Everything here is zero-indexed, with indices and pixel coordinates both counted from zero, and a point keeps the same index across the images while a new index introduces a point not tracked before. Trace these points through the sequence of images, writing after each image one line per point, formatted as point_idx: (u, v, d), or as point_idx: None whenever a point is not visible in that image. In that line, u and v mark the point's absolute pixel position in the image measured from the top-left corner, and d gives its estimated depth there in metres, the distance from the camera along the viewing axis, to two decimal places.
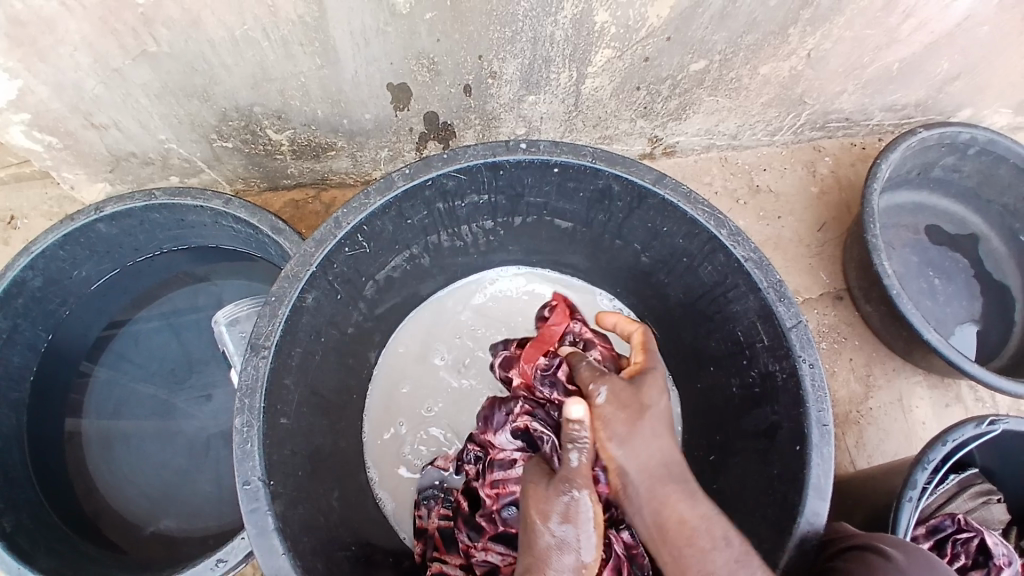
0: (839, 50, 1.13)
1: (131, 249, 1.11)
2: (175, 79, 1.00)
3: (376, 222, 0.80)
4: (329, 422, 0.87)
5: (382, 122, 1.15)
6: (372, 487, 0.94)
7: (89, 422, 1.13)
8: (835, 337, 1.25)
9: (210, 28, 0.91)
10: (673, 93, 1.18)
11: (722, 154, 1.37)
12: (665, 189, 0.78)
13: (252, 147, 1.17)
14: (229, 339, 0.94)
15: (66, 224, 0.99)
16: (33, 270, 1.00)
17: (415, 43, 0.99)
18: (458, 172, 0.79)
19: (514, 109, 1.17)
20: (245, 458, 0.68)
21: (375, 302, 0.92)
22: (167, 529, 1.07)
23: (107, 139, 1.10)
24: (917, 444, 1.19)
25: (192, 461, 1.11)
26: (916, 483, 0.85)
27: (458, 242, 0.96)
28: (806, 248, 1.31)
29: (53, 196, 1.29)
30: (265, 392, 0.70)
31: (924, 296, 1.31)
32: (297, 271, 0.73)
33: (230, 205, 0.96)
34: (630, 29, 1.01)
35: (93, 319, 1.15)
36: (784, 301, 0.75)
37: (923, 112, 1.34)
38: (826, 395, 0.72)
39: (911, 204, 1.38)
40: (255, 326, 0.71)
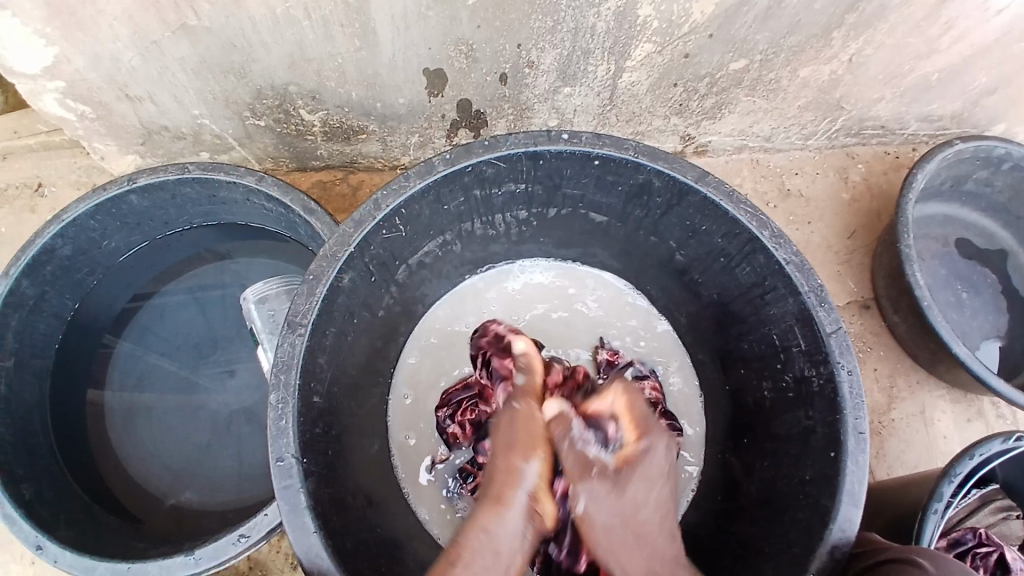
0: (881, 56, 1.11)
1: (160, 223, 1.11)
2: (214, 55, 0.99)
3: (414, 206, 0.79)
4: (356, 404, 0.87)
5: (415, 107, 1.14)
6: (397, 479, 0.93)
7: (111, 393, 1.14)
8: (860, 346, 1.24)
9: (252, 6, 0.91)
10: (710, 91, 1.17)
11: (754, 156, 1.35)
12: (707, 187, 0.78)
13: (284, 126, 1.17)
14: (257, 316, 0.95)
15: (99, 194, 0.99)
16: (63, 238, 1.00)
17: (455, 29, 0.98)
18: (498, 160, 0.78)
19: (548, 100, 1.16)
20: (278, 435, 0.68)
21: (405, 287, 0.92)
22: (188, 501, 1.08)
23: (142, 111, 1.10)
24: (937, 458, 1.17)
25: (213, 436, 1.12)
26: (942, 496, 0.83)
27: (490, 231, 0.95)
28: (834, 254, 1.29)
29: (82, 166, 1.29)
30: (300, 369, 0.70)
31: (951, 309, 1.29)
32: (336, 250, 0.73)
33: (264, 182, 0.96)
34: (672, 24, 1.00)
35: (119, 290, 1.16)
36: (825, 306, 0.74)
37: (959, 123, 1.32)
38: (863, 403, 0.71)
39: (941, 215, 1.36)
40: (293, 304, 0.71)
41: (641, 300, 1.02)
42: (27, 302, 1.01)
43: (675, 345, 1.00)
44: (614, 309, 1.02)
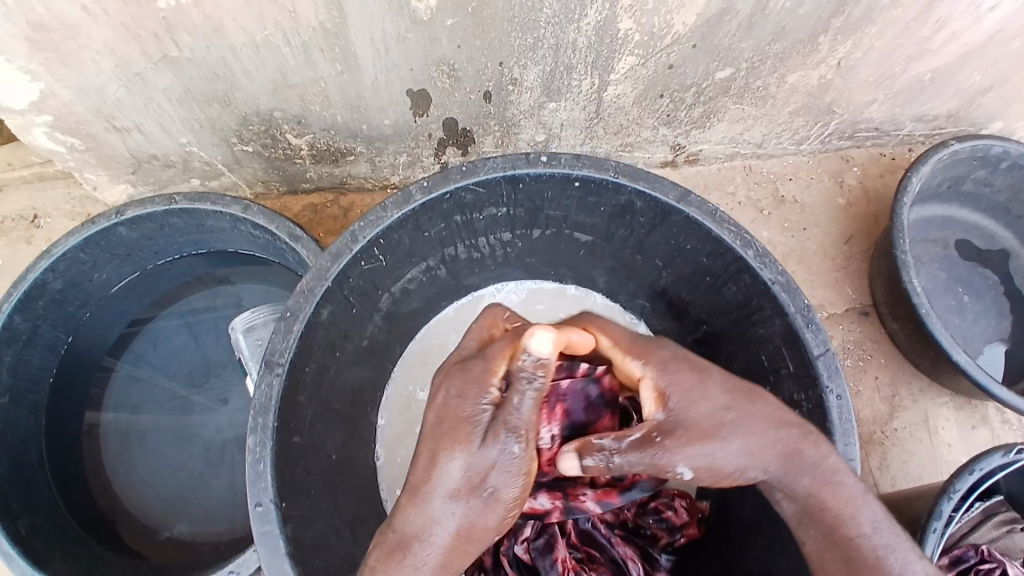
0: (871, 59, 1.09)
1: (150, 253, 1.11)
2: (197, 84, 1.00)
3: (393, 235, 0.79)
4: (342, 436, 0.87)
5: (401, 128, 1.14)
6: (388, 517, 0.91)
7: (108, 415, 1.17)
8: (860, 354, 1.22)
9: (232, 35, 0.91)
10: (698, 101, 1.16)
11: (746, 163, 1.33)
12: (690, 207, 0.77)
13: (272, 151, 1.17)
14: (245, 346, 0.94)
15: (87, 227, 0.99)
16: (54, 272, 1.01)
17: (436, 50, 0.98)
18: (477, 185, 0.78)
19: (533, 116, 1.15)
20: (257, 478, 0.67)
21: (391, 313, 0.92)
22: (181, 533, 1.09)
23: (130, 142, 1.11)
24: (942, 467, 1.15)
25: (207, 466, 1.12)
26: (941, 514, 0.82)
27: (474, 254, 0.95)
28: (831, 261, 1.27)
29: (76, 197, 1.30)
30: (278, 410, 0.70)
31: (952, 313, 1.27)
32: (312, 285, 0.72)
33: (249, 212, 0.96)
34: (654, 37, 0.99)
35: (113, 320, 1.17)
36: (812, 327, 0.72)
37: (954, 122, 1.29)
38: (853, 427, 0.69)
39: (940, 217, 1.33)
40: (270, 343, 0.71)
41: (640, 325, 1.00)
42: (19, 336, 1.02)
43: None
44: None
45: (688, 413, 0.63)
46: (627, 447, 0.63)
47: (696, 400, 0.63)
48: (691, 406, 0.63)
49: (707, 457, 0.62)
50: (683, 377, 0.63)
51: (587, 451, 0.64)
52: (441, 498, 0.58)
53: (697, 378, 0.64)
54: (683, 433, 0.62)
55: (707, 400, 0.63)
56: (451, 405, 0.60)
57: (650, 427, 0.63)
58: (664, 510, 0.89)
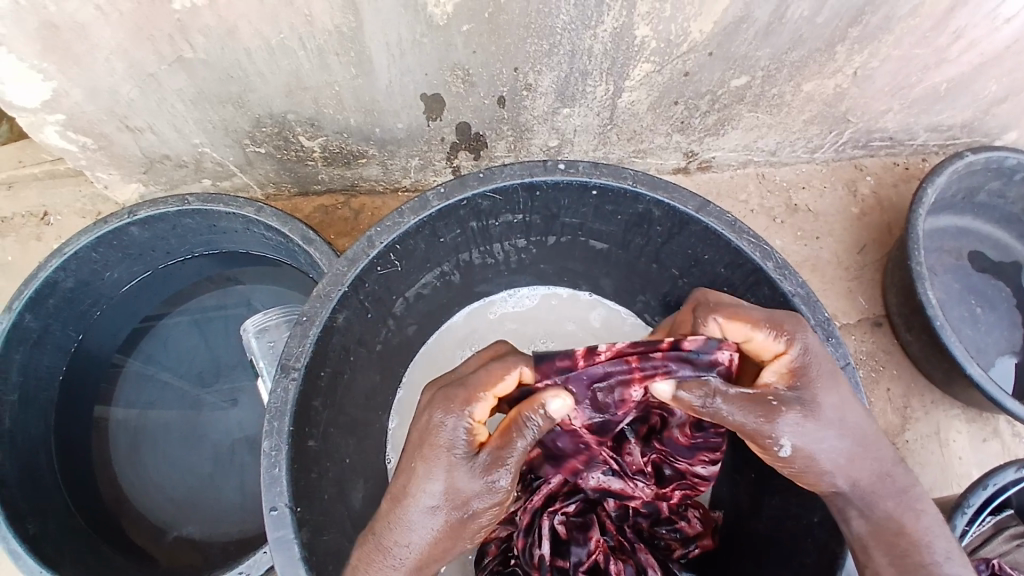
0: (887, 68, 1.09)
1: (162, 253, 1.11)
2: (211, 86, 1.00)
3: (409, 241, 0.79)
4: (355, 441, 0.87)
5: (414, 131, 1.13)
6: None
7: (117, 410, 1.16)
8: (873, 365, 1.21)
9: (246, 37, 0.91)
10: (712, 108, 1.15)
11: (759, 170, 1.32)
12: (709, 217, 0.76)
13: (284, 153, 1.17)
14: (257, 347, 0.94)
15: (99, 226, 0.99)
16: (65, 271, 1.01)
17: (451, 55, 0.97)
18: (494, 192, 0.78)
19: (547, 121, 1.14)
20: (273, 483, 0.67)
21: (404, 319, 0.91)
22: (190, 534, 1.09)
23: (142, 142, 1.10)
24: (953, 480, 1.14)
25: (217, 468, 1.12)
26: (955, 528, 0.80)
27: (489, 260, 0.94)
28: (844, 271, 1.27)
29: (87, 195, 1.30)
30: (293, 414, 0.70)
31: (965, 324, 1.26)
32: (329, 291, 0.72)
33: (262, 214, 0.96)
34: (670, 44, 0.98)
35: (124, 320, 1.17)
36: (833, 341, 0.72)
37: (968, 132, 1.28)
38: None
39: (954, 228, 1.32)
40: (286, 347, 0.71)
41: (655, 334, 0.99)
42: (30, 335, 1.02)
43: None
44: (619, 336, 1.00)
45: (815, 400, 0.61)
46: (743, 397, 0.60)
47: (824, 389, 0.62)
48: (820, 391, 0.62)
49: (815, 438, 0.61)
50: (818, 367, 0.62)
51: (689, 386, 0.61)
52: (418, 511, 0.59)
53: (830, 379, 0.62)
54: (804, 412, 0.61)
55: (826, 394, 0.62)
56: (434, 431, 0.59)
57: (773, 390, 0.62)
58: (677, 521, 0.88)
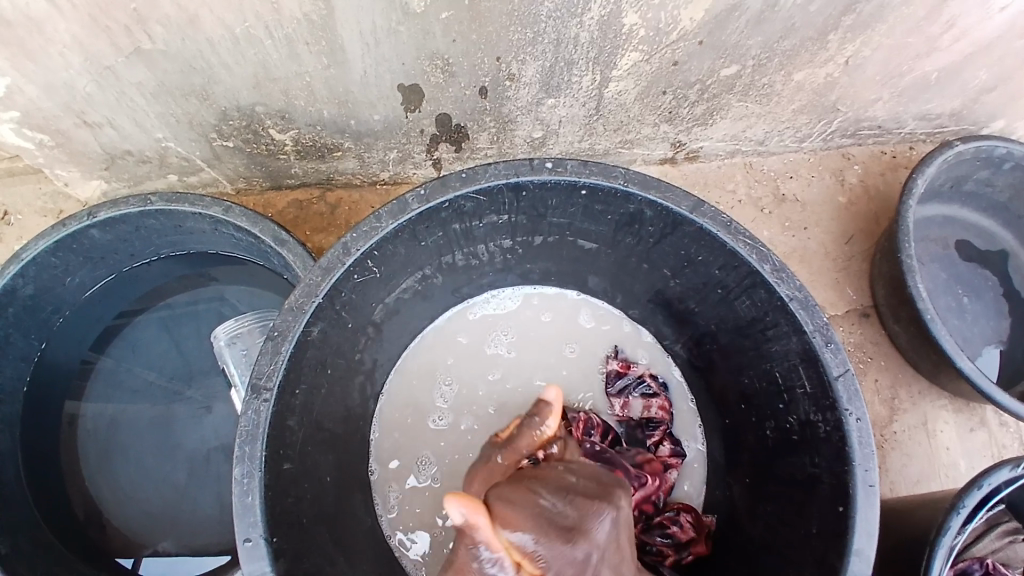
0: (879, 57, 1.06)
1: (126, 255, 1.05)
2: (173, 78, 0.93)
3: (388, 246, 0.75)
4: (335, 456, 0.83)
5: (391, 124, 1.08)
6: (387, 535, 0.89)
7: (87, 417, 1.11)
8: (860, 357, 1.20)
9: (208, 27, 0.85)
10: (701, 98, 1.11)
11: (747, 160, 1.29)
12: (704, 218, 0.73)
13: (254, 147, 1.11)
14: (230, 358, 0.92)
15: (58, 230, 0.93)
16: (24, 278, 0.95)
17: (429, 44, 0.92)
18: (477, 193, 0.74)
19: (531, 112, 1.10)
20: (246, 512, 0.63)
21: (384, 326, 0.87)
22: (167, 550, 1.06)
23: (102, 138, 1.04)
24: (940, 471, 1.14)
25: (192, 478, 1.08)
26: (951, 527, 0.79)
27: (472, 261, 0.90)
28: (832, 262, 1.25)
29: (47, 193, 1.22)
30: (266, 438, 0.66)
31: (951, 315, 1.25)
32: (302, 302, 0.68)
33: (231, 214, 0.90)
34: (660, 32, 0.94)
35: (91, 327, 1.11)
36: (831, 347, 0.70)
37: (956, 121, 1.26)
38: (873, 453, 0.67)
39: (940, 217, 1.31)
40: (256, 365, 0.66)
41: (646, 335, 0.98)
42: None
43: (678, 377, 0.96)
44: (609, 338, 0.98)
45: (594, 517, 0.58)
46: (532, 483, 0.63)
47: (597, 517, 0.58)
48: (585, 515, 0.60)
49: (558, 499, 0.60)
50: (562, 570, 0.53)
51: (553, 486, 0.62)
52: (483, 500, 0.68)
53: None
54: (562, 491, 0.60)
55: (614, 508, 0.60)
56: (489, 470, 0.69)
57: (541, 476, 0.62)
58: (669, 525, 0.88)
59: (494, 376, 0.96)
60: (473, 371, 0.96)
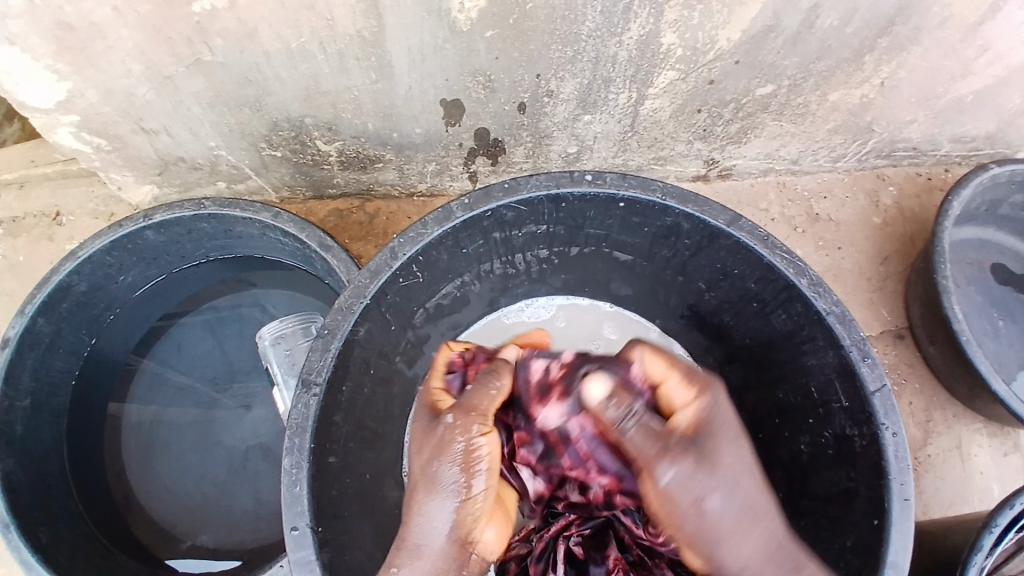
0: (915, 79, 1.06)
1: (176, 257, 1.10)
2: (229, 89, 0.98)
3: (432, 252, 0.77)
4: (374, 455, 0.85)
5: (432, 136, 1.12)
6: None
7: (131, 411, 1.15)
8: (894, 378, 1.18)
9: (266, 40, 0.90)
10: (735, 116, 1.13)
11: (779, 178, 1.30)
12: (741, 232, 0.75)
13: (301, 157, 1.15)
14: (274, 356, 0.95)
15: (114, 230, 0.98)
16: (79, 275, 1.00)
17: (473, 61, 0.96)
18: (520, 203, 0.76)
19: (567, 128, 1.13)
20: (294, 501, 0.66)
21: (423, 330, 0.90)
22: (204, 544, 1.08)
23: (158, 144, 1.09)
24: (976, 496, 1.11)
25: (231, 474, 1.11)
26: (983, 547, 0.77)
27: (510, 270, 0.93)
28: (865, 281, 1.24)
29: (100, 197, 1.28)
30: (314, 430, 0.69)
31: (988, 338, 1.23)
32: (352, 303, 0.71)
33: (279, 219, 0.94)
34: (696, 51, 0.96)
35: (138, 325, 1.16)
36: (867, 361, 0.70)
37: (993, 143, 1.25)
38: (909, 467, 0.67)
39: (977, 240, 1.30)
40: (307, 360, 0.70)
41: (677, 347, 0.98)
42: (42, 340, 1.01)
43: None
44: None
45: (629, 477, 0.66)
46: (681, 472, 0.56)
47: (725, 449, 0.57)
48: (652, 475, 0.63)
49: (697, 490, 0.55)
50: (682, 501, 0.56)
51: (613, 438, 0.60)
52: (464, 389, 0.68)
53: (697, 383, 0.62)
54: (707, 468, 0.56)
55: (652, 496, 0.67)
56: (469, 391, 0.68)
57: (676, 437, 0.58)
58: None
59: None
60: None
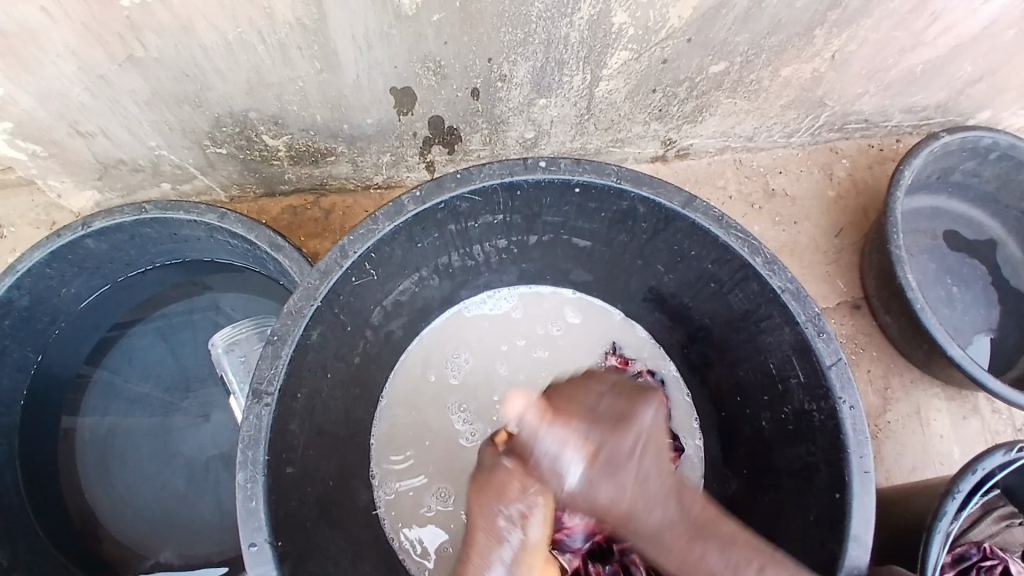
0: (865, 52, 1.07)
1: (121, 265, 1.05)
2: (165, 86, 0.93)
3: (385, 248, 0.75)
4: (336, 459, 0.83)
5: (384, 127, 1.08)
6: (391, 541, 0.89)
7: (85, 425, 1.10)
8: (853, 348, 1.21)
9: (202, 33, 0.85)
10: (690, 95, 1.13)
11: (737, 156, 1.30)
12: (696, 213, 0.74)
13: (247, 153, 1.11)
14: (227, 365, 0.92)
15: (52, 241, 0.93)
16: (19, 290, 0.95)
17: (422, 46, 0.93)
18: (472, 193, 0.74)
19: (523, 113, 1.11)
20: (250, 517, 0.64)
21: (382, 328, 0.88)
22: (167, 560, 1.06)
23: (94, 147, 1.03)
24: (934, 459, 1.15)
25: (192, 486, 1.08)
26: (946, 513, 0.79)
27: (469, 262, 0.91)
28: (823, 255, 1.26)
29: (39, 205, 1.22)
30: (269, 441, 0.66)
31: (941, 304, 1.27)
32: (301, 306, 0.68)
33: (225, 220, 0.90)
34: (649, 30, 0.95)
35: (86, 338, 1.11)
36: (823, 336, 0.71)
37: (941, 113, 1.28)
38: (867, 439, 0.68)
39: (928, 208, 1.33)
40: (257, 370, 0.67)
41: (640, 331, 0.98)
42: None
43: (670, 371, 0.97)
44: (602, 334, 0.99)
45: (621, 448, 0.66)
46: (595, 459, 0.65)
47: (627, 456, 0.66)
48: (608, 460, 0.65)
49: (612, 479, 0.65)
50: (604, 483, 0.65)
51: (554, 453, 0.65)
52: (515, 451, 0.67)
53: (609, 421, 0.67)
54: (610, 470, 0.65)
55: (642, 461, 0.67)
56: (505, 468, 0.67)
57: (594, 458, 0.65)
58: None
59: (491, 375, 0.97)
60: (474, 369, 0.97)
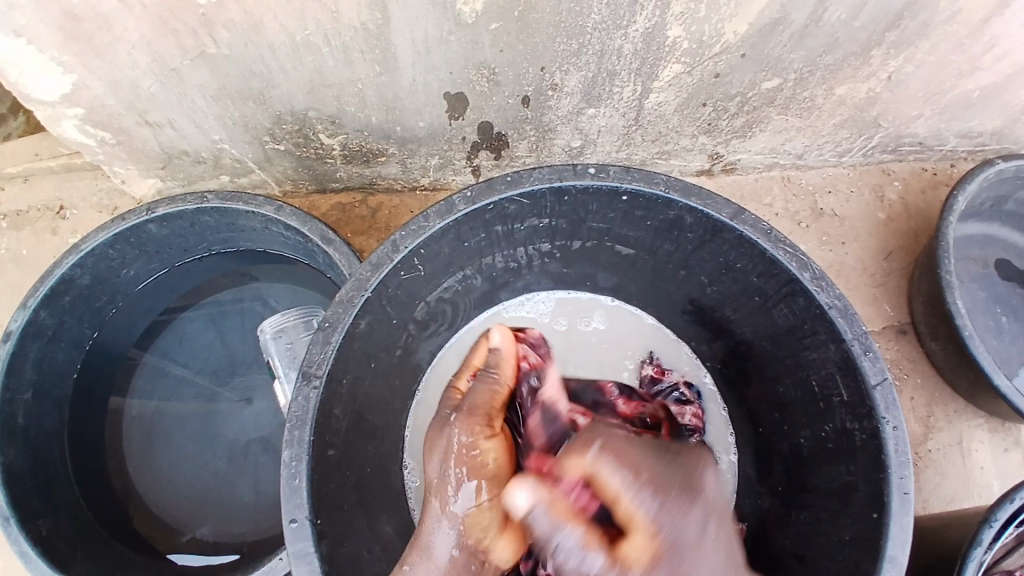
0: (923, 73, 1.05)
1: (179, 250, 1.10)
2: (233, 82, 0.98)
3: (434, 245, 0.77)
4: (372, 448, 0.85)
5: (435, 130, 1.11)
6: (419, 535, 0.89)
7: (134, 404, 1.16)
8: (897, 374, 1.17)
9: (271, 33, 0.89)
10: (740, 110, 1.12)
11: (784, 173, 1.29)
12: (745, 225, 0.74)
13: (303, 150, 1.15)
14: (274, 350, 0.96)
15: (118, 223, 0.98)
16: (83, 268, 1.00)
17: (477, 53, 0.95)
18: (521, 196, 0.76)
19: (571, 121, 1.12)
20: (293, 493, 0.66)
21: (424, 323, 0.90)
22: (204, 535, 1.09)
23: (161, 137, 1.09)
24: (977, 493, 1.10)
25: (231, 466, 1.12)
26: (981, 542, 0.77)
27: (511, 264, 0.92)
28: (870, 277, 1.23)
29: (103, 189, 1.28)
30: (313, 424, 0.69)
31: (992, 335, 1.22)
32: (352, 296, 0.71)
33: (282, 212, 0.94)
34: (702, 45, 0.95)
35: (140, 318, 1.16)
36: (869, 356, 0.70)
37: (1000, 139, 1.24)
38: (909, 462, 0.67)
39: (982, 236, 1.29)
40: (308, 353, 0.70)
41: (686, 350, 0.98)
42: (45, 332, 1.01)
43: (707, 382, 0.97)
44: (637, 344, 0.99)
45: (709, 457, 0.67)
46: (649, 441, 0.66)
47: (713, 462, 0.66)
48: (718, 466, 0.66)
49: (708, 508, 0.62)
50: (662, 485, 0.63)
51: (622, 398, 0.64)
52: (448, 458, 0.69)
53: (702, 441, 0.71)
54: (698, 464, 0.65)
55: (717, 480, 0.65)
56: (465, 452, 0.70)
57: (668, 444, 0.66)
58: None
59: None
60: None
